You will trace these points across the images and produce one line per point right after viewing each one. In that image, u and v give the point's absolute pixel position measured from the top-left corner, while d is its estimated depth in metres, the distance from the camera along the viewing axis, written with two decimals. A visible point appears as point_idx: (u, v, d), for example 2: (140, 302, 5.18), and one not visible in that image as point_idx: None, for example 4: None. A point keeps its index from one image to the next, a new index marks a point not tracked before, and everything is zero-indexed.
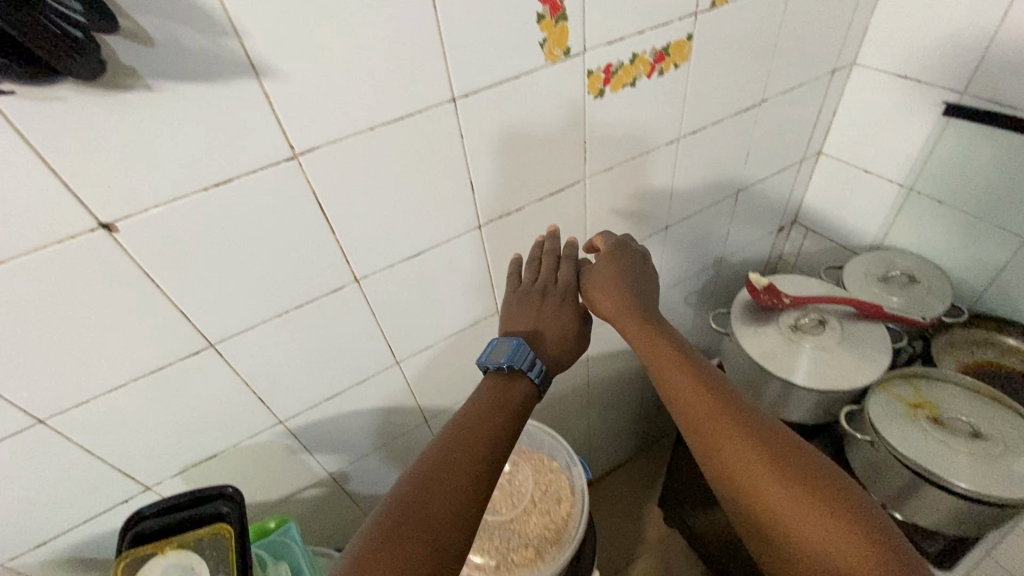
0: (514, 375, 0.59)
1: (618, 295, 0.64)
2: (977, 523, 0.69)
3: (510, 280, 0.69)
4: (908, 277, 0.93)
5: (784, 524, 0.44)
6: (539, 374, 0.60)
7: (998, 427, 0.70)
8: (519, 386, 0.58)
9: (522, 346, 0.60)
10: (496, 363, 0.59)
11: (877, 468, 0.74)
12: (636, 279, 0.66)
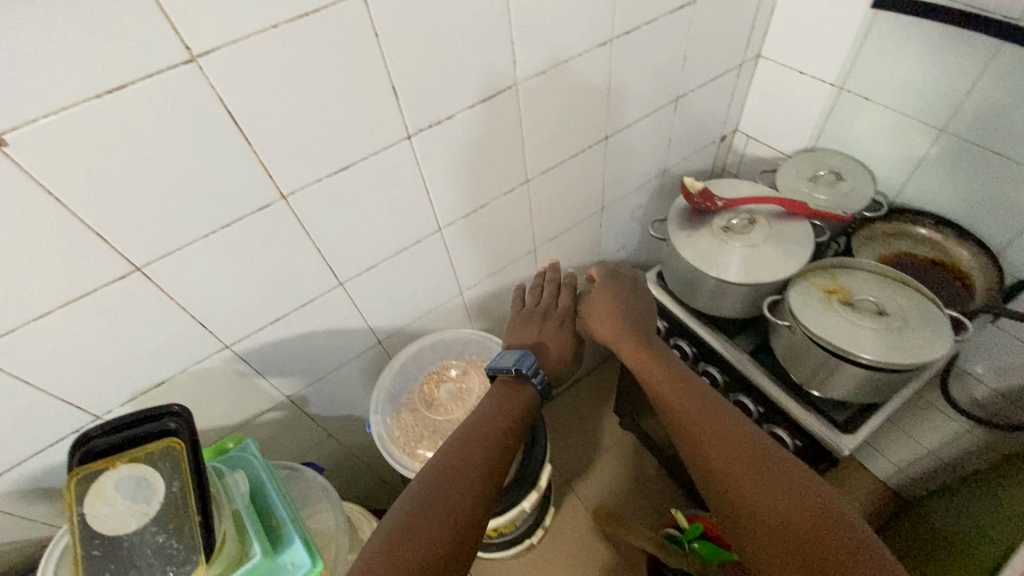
0: (521, 378, 0.81)
1: (611, 326, 0.86)
2: (880, 389, 0.77)
3: (517, 303, 0.97)
4: (834, 176, 0.97)
5: (730, 495, 0.60)
6: (539, 378, 0.81)
7: (900, 304, 0.77)
8: (525, 390, 0.81)
9: (526, 355, 0.82)
10: (505, 366, 0.81)
11: (796, 350, 0.81)
12: (627, 314, 0.87)
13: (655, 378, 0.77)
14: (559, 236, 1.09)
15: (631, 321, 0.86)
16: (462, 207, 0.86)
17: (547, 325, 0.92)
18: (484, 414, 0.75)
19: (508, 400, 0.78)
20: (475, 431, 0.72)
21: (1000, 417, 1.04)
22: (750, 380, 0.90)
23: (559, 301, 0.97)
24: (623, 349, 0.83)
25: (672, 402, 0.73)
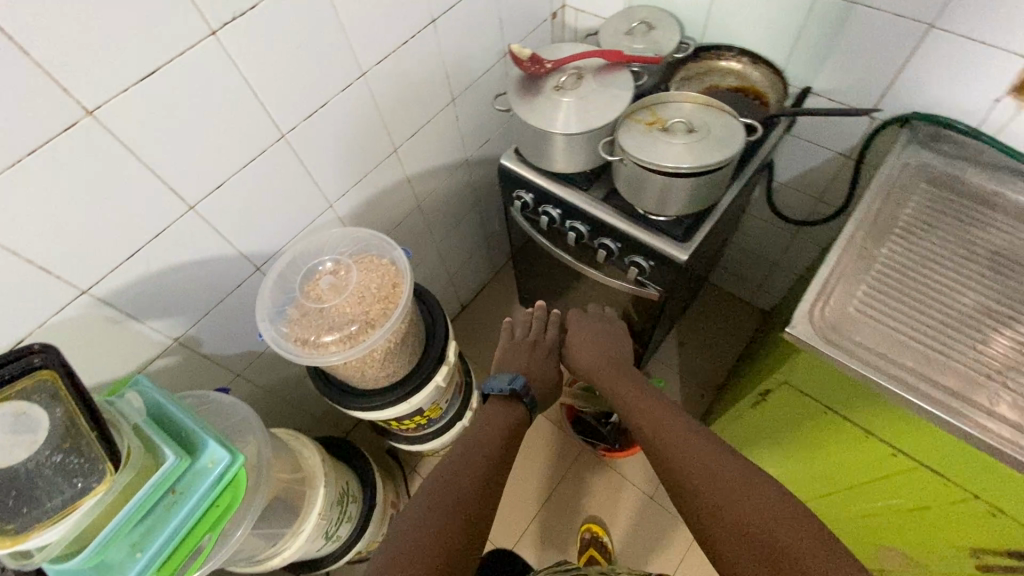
0: (513, 396, 1.03)
1: (590, 355, 1.10)
2: (702, 195, 0.91)
3: (508, 334, 1.18)
4: (645, 26, 1.07)
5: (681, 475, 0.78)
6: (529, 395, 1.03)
7: (706, 121, 0.89)
8: (518, 406, 1.03)
9: (518, 378, 1.04)
10: (498, 388, 1.02)
11: (634, 180, 0.92)
12: (601, 346, 1.12)
13: (618, 389, 1.01)
14: (418, 134, 1.11)
15: (602, 350, 1.11)
16: (301, 109, 0.85)
17: (534, 354, 1.15)
18: (490, 424, 0.97)
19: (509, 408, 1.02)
20: (480, 437, 0.92)
21: (812, 214, 1.25)
22: (607, 224, 1.01)
23: (545, 333, 1.18)
24: (595, 371, 1.08)
25: (631, 406, 0.96)
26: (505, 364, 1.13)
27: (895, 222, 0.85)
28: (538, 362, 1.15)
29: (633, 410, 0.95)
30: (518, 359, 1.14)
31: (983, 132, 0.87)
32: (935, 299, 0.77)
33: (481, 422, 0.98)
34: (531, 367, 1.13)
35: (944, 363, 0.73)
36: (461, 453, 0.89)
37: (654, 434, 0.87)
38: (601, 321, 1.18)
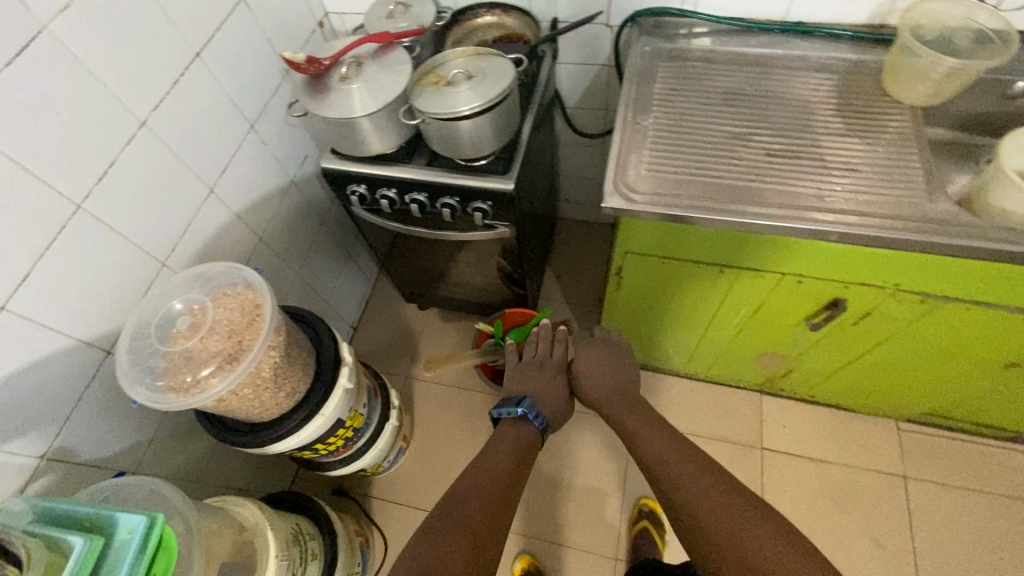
0: (520, 416, 1.11)
1: (598, 384, 1.14)
2: (501, 127, 1.04)
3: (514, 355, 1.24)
4: (401, 6, 1.16)
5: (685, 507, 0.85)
6: (538, 418, 1.11)
7: (480, 65, 1.01)
8: (528, 428, 1.10)
9: (525, 399, 1.12)
10: (504, 411, 1.12)
11: (442, 134, 1.02)
12: (608, 369, 1.16)
13: (626, 419, 1.06)
14: (230, 171, 1.11)
15: (609, 379, 1.14)
16: (87, 175, 0.82)
17: (541, 376, 1.20)
18: (495, 462, 1.00)
19: (519, 435, 1.08)
20: (491, 484, 0.95)
21: (607, 125, 1.45)
22: (440, 183, 1.09)
23: (551, 353, 1.23)
24: (603, 400, 1.12)
25: (637, 433, 1.02)
26: (510, 388, 1.20)
27: (652, 95, 1.03)
28: (543, 382, 1.19)
29: (637, 439, 1.01)
30: (530, 384, 1.18)
31: (688, 9, 1.08)
32: (699, 141, 0.96)
33: (493, 454, 1.02)
34: (540, 387, 1.18)
35: (720, 184, 0.91)
36: (470, 491, 0.93)
37: (657, 464, 0.94)
38: (607, 340, 1.21)
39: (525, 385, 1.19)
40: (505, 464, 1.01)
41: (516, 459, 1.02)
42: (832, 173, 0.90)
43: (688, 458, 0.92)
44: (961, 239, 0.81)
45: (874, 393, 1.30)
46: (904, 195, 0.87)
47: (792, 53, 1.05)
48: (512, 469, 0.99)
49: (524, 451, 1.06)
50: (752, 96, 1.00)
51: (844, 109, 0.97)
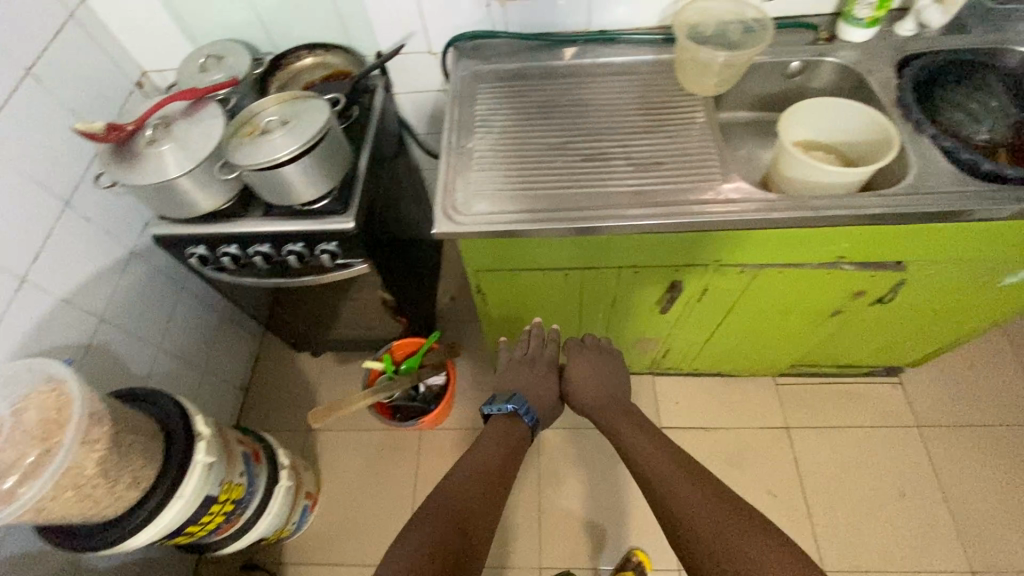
0: (510, 413, 1.08)
1: (591, 388, 1.14)
2: (329, 167, 1.03)
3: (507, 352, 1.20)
4: (213, 58, 1.13)
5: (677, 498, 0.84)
6: (529, 415, 1.08)
7: (295, 110, 1.00)
8: (518, 422, 1.07)
9: (514, 395, 1.10)
10: (497, 406, 1.08)
11: (266, 183, 0.99)
12: (601, 373, 1.16)
13: (621, 427, 1.05)
14: (47, 253, 1.03)
15: (604, 388, 1.14)
16: None
17: (531, 373, 1.16)
18: (486, 452, 0.98)
19: (509, 428, 1.05)
20: (484, 483, 0.90)
21: None
22: (279, 231, 1.06)
23: (544, 350, 1.19)
24: (596, 404, 1.12)
25: (630, 440, 1.01)
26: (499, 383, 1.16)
27: (475, 115, 1.06)
28: (535, 380, 1.16)
29: (631, 447, 1.00)
30: (524, 381, 1.15)
31: (499, 30, 1.14)
32: (522, 155, 1.01)
33: (488, 449, 0.99)
34: (532, 384, 1.15)
35: (542, 193, 0.95)
36: (463, 484, 0.89)
37: (652, 471, 0.92)
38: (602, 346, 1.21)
39: (517, 381, 1.15)
40: (494, 460, 0.97)
41: (505, 452, 1.00)
42: (640, 169, 0.97)
43: (679, 465, 0.90)
44: (750, 213, 0.89)
45: (809, 355, 1.38)
46: (702, 180, 0.94)
47: (599, 60, 1.12)
48: (500, 466, 0.95)
49: (513, 447, 1.02)
50: (565, 106, 1.06)
51: (646, 107, 1.04)
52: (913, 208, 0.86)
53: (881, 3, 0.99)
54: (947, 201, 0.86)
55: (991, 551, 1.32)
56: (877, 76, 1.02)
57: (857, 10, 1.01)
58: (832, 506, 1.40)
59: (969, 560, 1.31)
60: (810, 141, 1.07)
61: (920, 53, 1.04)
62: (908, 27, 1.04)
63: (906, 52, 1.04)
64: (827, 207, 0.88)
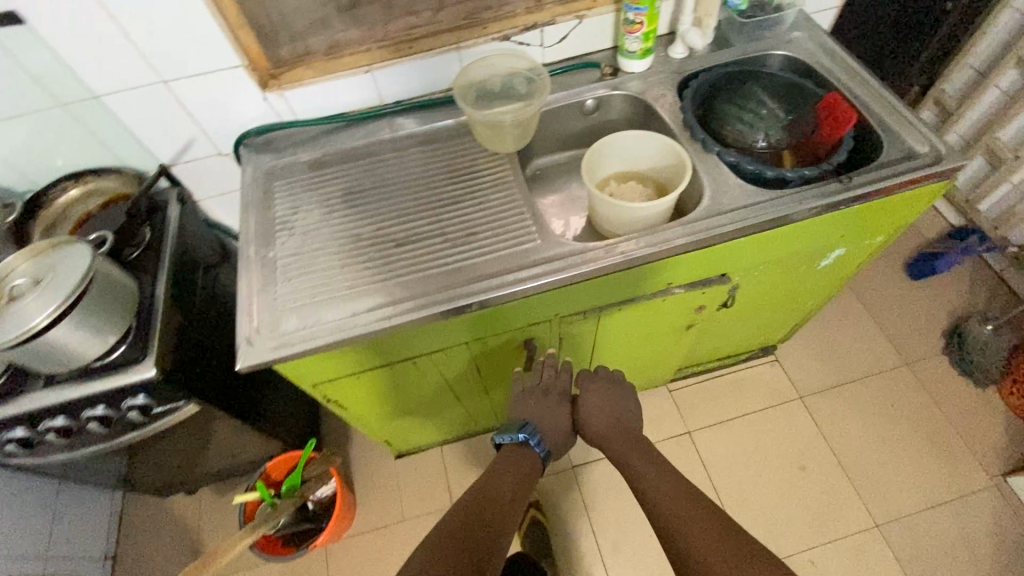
0: (520, 442, 1.01)
1: (604, 422, 1.07)
2: (109, 316, 0.89)
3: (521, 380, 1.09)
4: None
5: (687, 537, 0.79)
6: (540, 445, 1.02)
7: (48, 263, 0.85)
8: (529, 453, 1.01)
9: (527, 424, 1.03)
10: (509, 435, 1.02)
11: (29, 355, 0.84)
12: (614, 405, 1.09)
13: (633, 462, 1.00)
14: None
15: (615, 422, 1.07)
16: None
17: (545, 401, 1.07)
18: (499, 481, 0.94)
19: (518, 461, 0.99)
20: (496, 509, 0.87)
21: None
22: (67, 399, 0.91)
23: (557, 380, 1.08)
24: (611, 439, 1.05)
25: (642, 481, 0.95)
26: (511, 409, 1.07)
27: (273, 218, 0.97)
28: (548, 408, 1.07)
29: (644, 489, 0.94)
30: (540, 412, 1.06)
31: (287, 119, 1.07)
32: (333, 253, 0.93)
33: (503, 483, 0.94)
34: (545, 414, 1.06)
35: (356, 293, 0.88)
36: (471, 510, 0.85)
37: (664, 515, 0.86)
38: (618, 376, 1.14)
39: (529, 410, 1.05)
40: (505, 490, 0.92)
41: (517, 485, 0.95)
42: (457, 244, 0.92)
43: (691, 513, 0.83)
44: (569, 267, 0.88)
45: (698, 355, 1.43)
46: (518, 242, 0.92)
47: (398, 131, 1.07)
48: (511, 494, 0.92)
49: (524, 480, 0.97)
50: (371, 190, 0.99)
51: (453, 176, 1.01)
52: (714, 228, 0.88)
53: (647, 35, 1.03)
54: (741, 213, 0.89)
55: (888, 499, 1.40)
56: (663, 101, 1.07)
57: (629, 44, 1.04)
58: (745, 497, 1.43)
59: (872, 514, 1.38)
60: (621, 172, 1.09)
61: (695, 70, 1.10)
62: (680, 50, 1.10)
63: (683, 72, 1.10)
64: (639, 244, 0.89)
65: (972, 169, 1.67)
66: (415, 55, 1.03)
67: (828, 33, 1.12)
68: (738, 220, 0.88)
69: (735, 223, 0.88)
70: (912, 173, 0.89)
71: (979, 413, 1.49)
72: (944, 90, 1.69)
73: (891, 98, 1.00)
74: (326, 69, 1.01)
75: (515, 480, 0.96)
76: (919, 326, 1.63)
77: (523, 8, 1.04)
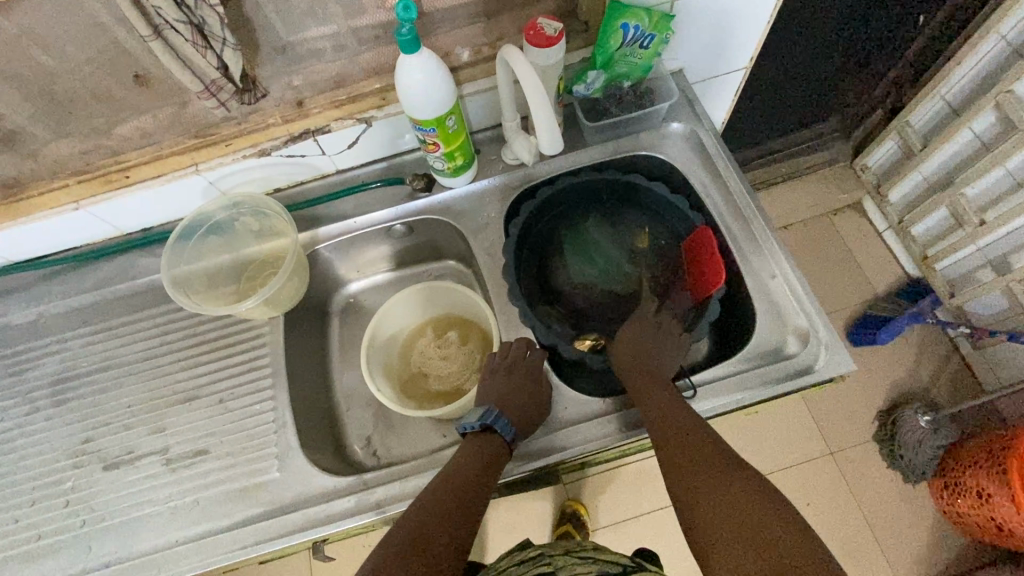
0: (485, 430, 0.67)
1: (633, 353, 0.70)
2: None
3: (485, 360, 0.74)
4: None
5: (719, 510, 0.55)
6: (509, 429, 0.65)
7: None
8: (495, 440, 0.66)
9: (492, 410, 0.67)
10: (472, 423, 0.67)
11: None
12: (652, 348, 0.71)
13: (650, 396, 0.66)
14: None
15: (646, 362, 0.69)
16: None
17: (517, 379, 0.70)
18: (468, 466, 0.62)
19: (477, 454, 0.64)
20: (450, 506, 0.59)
21: None
22: None
23: (525, 361, 0.71)
24: (635, 373, 0.69)
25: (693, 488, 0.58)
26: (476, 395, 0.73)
27: None
28: (518, 391, 0.69)
29: (701, 492, 0.58)
30: (513, 389, 0.69)
31: None
32: (16, 487, 0.71)
33: (470, 470, 0.62)
34: (511, 399, 0.68)
35: (39, 554, 0.67)
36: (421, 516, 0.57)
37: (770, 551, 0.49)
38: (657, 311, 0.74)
39: (493, 392, 0.69)
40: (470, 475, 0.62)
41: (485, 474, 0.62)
42: (178, 473, 0.70)
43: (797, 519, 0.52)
44: (307, 526, 0.65)
45: None
46: (256, 474, 0.69)
47: (137, 282, 0.82)
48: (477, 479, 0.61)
49: (490, 469, 0.63)
50: (87, 379, 0.76)
51: (195, 350, 0.77)
52: (538, 456, 0.69)
53: (450, 154, 0.75)
54: (542, 440, 0.69)
55: None
56: (484, 236, 0.81)
57: (432, 160, 0.77)
58: None
59: None
60: (443, 320, 0.87)
61: (534, 186, 0.83)
62: (512, 155, 0.82)
63: (519, 187, 0.83)
64: (398, 491, 0.65)
65: (933, 220, 1.38)
66: (137, 185, 0.75)
67: (712, 127, 0.82)
68: (537, 454, 0.69)
69: (531, 459, 0.68)
70: (775, 384, 0.67)
71: (904, 513, 1.33)
72: (909, 123, 1.35)
73: (775, 243, 0.74)
74: (10, 214, 0.74)
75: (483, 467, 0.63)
76: (850, 406, 1.43)
77: (280, 115, 0.74)
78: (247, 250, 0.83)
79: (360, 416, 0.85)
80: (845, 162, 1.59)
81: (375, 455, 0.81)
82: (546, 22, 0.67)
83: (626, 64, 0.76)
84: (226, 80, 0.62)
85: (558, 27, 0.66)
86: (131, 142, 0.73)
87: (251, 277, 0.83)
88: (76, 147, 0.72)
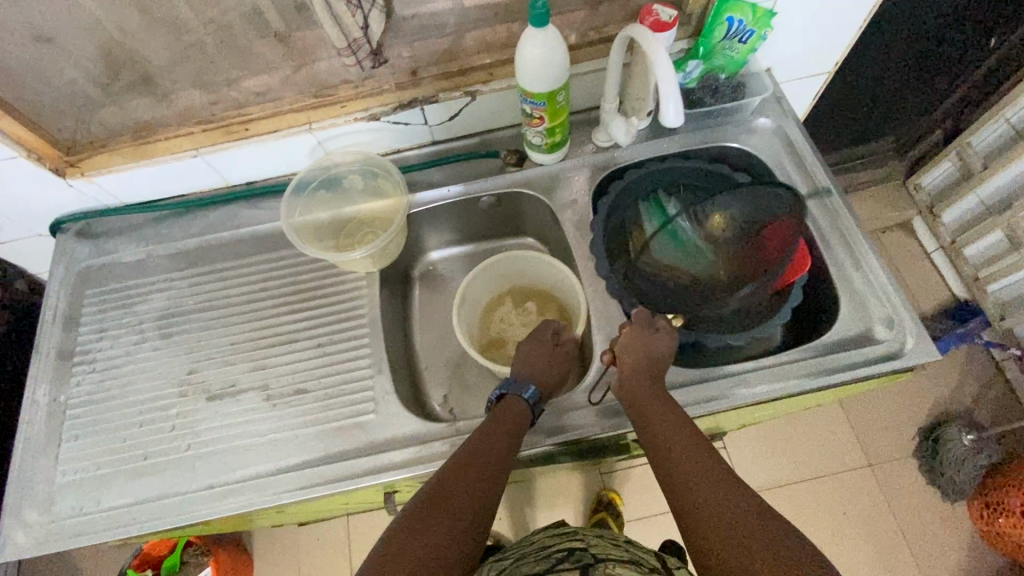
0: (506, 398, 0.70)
1: (632, 364, 0.69)
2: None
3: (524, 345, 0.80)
4: None
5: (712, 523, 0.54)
6: (530, 392, 0.69)
7: None
8: (516, 405, 0.69)
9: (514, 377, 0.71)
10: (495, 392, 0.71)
11: None
12: (651, 359, 0.69)
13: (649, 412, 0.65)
14: None
15: (652, 372, 0.69)
16: None
17: (547, 355, 0.76)
18: (495, 431, 0.65)
19: (501, 421, 0.67)
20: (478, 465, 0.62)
21: None
22: None
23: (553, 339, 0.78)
24: (637, 382, 0.68)
25: (694, 503, 0.57)
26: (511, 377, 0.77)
27: (76, 350, 0.80)
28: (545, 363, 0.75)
29: (700, 507, 0.56)
30: (540, 362, 0.75)
31: (110, 206, 0.86)
32: (128, 407, 0.75)
33: (497, 436, 0.65)
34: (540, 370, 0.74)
35: (148, 470, 0.71)
36: (450, 472, 0.61)
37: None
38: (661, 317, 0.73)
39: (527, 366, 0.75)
40: (499, 438, 0.65)
41: (508, 440, 0.65)
42: (279, 408, 0.74)
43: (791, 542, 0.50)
44: (405, 467, 0.68)
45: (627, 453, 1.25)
46: (353, 416, 0.72)
47: (240, 231, 0.86)
48: (504, 444, 0.64)
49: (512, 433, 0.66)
50: (193, 315, 0.81)
51: (294, 299, 0.81)
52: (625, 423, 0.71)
53: (551, 130, 0.79)
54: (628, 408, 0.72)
55: None
56: (572, 211, 0.84)
57: (531, 136, 0.81)
58: None
59: None
60: (526, 289, 0.90)
61: (622, 168, 0.86)
62: (604, 138, 0.85)
63: (610, 168, 0.86)
64: None
65: (987, 242, 1.40)
66: (257, 137, 0.79)
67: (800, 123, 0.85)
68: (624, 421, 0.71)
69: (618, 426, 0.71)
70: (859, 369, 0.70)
71: (941, 530, 1.33)
72: (970, 144, 1.36)
73: (860, 236, 0.76)
74: (138, 154, 0.78)
75: (506, 433, 0.65)
76: (892, 421, 1.44)
77: (395, 81, 0.79)
78: (350, 205, 0.88)
79: (437, 375, 0.88)
80: (899, 181, 1.61)
81: (452, 412, 0.85)
82: (661, 9, 0.71)
83: (725, 57, 0.80)
84: (365, 40, 0.66)
85: (671, 14, 0.70)
86: (255, 96, 0.78)
87: (349, 233, 0.88)
88: (206, 96, 0.77)
